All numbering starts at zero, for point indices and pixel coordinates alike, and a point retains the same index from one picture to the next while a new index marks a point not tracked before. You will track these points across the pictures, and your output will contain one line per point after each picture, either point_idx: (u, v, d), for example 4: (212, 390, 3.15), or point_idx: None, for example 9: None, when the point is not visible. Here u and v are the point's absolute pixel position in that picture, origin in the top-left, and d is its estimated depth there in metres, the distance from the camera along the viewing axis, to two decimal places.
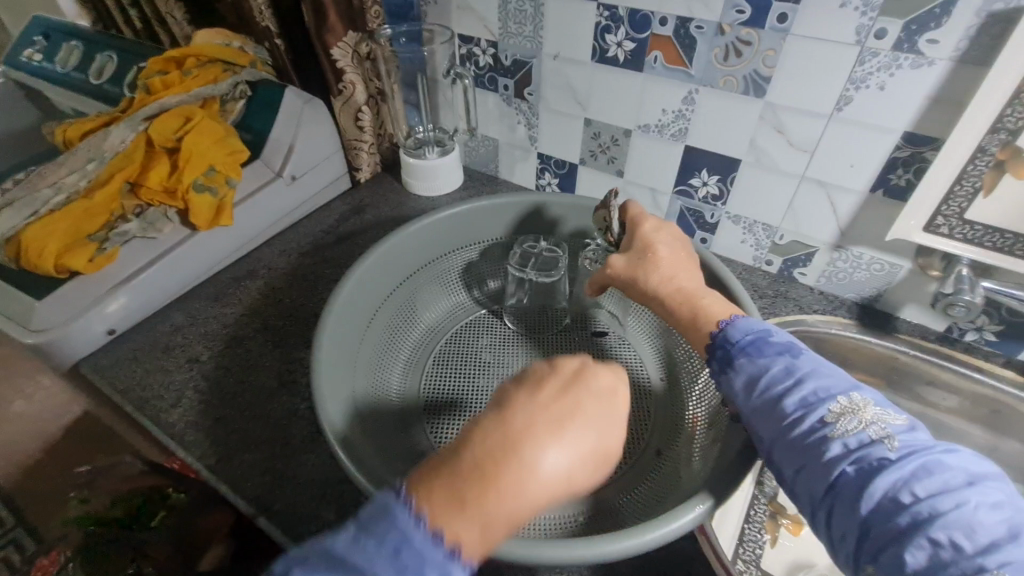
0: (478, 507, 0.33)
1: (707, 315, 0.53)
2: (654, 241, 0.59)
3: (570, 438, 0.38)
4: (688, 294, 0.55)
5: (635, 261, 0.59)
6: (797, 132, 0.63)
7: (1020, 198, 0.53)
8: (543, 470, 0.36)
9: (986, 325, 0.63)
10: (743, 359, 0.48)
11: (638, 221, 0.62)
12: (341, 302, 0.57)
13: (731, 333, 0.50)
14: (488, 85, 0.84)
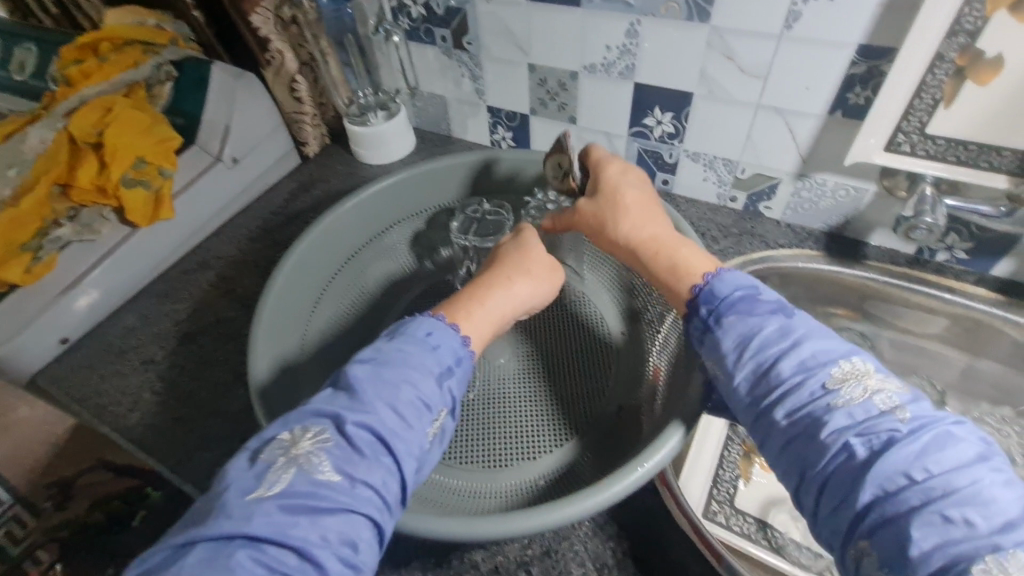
0: (469, 314, 0.50)
1: (688, 268, 0.50)
2: (618, 191, 0.56)
3: (529, 268, 0.55)
4: (664, 246, 0.52)
5: (602, 216, 0.56)
6: (747, 56, 0.58)
7: (983, 106, 0.49)
8: (517, 288, 0.53)
9: (956, 243, 0.61)
10: (733, 318, 0.45)
11: (598, 171, 0.57)
12: (274, 296, 0.54)
13: (717, 290, 0.47)
14: (425, 38, 0.78)
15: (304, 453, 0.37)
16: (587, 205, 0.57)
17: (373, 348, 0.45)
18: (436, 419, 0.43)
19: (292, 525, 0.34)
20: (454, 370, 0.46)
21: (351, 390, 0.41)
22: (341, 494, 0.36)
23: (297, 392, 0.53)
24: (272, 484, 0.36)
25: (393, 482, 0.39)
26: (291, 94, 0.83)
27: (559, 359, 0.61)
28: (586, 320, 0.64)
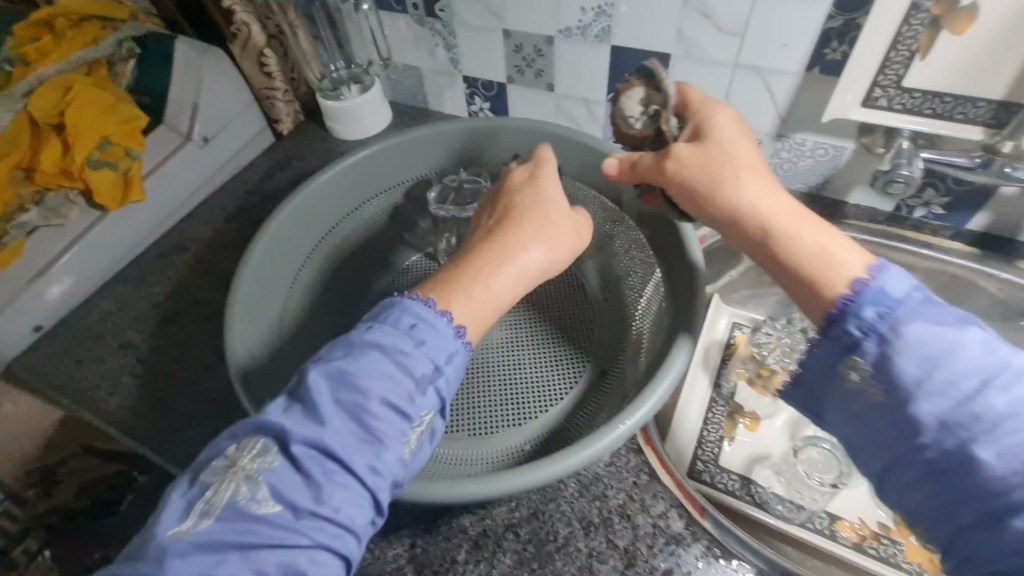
0: (467, 293, 0.43)
1: (835, 249, 0.40)
2: (731, 156, 0.44)
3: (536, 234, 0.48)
4: (802, 233, 0.41)
5: (708, 188, 0.44)
6: (723, 14, 0.57)
7: (958, 56, 0.49)
8: (526, 257, 0.46)
9: (933, 199, 0.61)
10: (903, 316, 0.36)
11: (701, 129, 0.46)
12: (251, 273, 0.53)
13: (888, 289, 0.37)
14: (396, 7, 0.76)
15: (243, 476, 0.34)
16: (691, 169, 0.45)
17: (343, 348, 0.39)
18: (413, 432, 0.38)
19: (218, 565, 0.31)
20: (441, 371, 0.40)
21: (306, 401, 0.36)
22: (284, 526, 0.33)
23: (280, 371, 0.53)
24: (201, 517, 0.33)
25: (354, 506, 0.35)
26: (261, 69, 0.80)
27: (543, 326, 0.61)
28: (568, 287, 0.64)
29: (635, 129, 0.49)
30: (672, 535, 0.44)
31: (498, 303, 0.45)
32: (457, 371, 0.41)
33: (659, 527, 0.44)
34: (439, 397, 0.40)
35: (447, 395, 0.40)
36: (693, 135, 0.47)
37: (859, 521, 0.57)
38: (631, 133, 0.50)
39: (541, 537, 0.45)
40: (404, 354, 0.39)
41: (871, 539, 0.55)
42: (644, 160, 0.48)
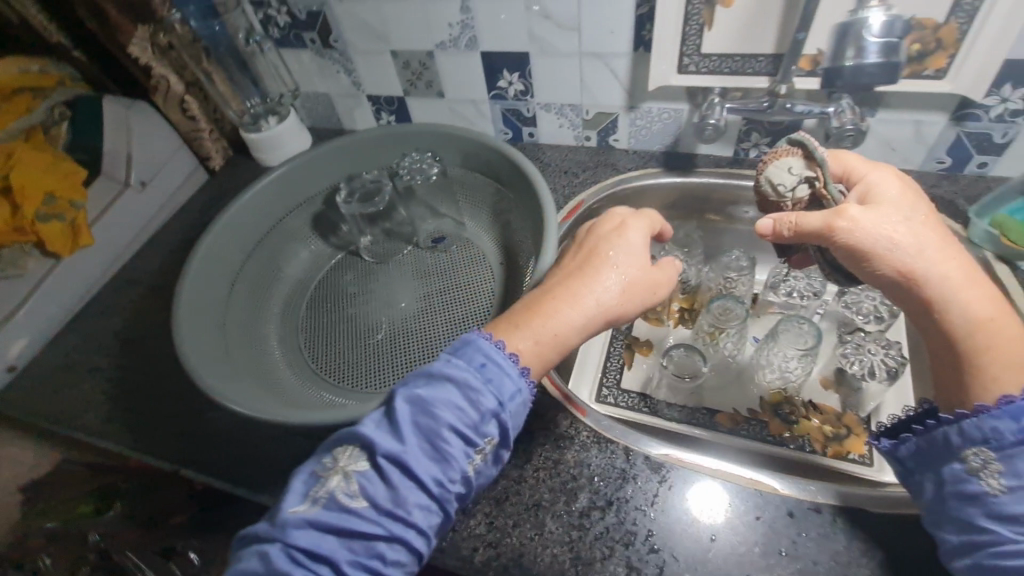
0: (529, 334, 0.46)
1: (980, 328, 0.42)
2: (909, 225, 0.45)
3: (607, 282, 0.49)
4: (991, 320, 0.42)
5: (892, 254, 0.44)
6: (559, 14, 0.69)
7: (734, 24, 0.61)
8: (599, 300, 0.48)
9: (759, 140, 0.74)
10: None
11: (872, 195, 0.48)
12: (192, 276, 0.62)
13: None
14: (296, 44, 0.87)
15: (341, 476, 0.39)
16: (871, 231, 0.45)
17: (428, 375, 0.42)
18: (477, 457, 0.41)
19: (322, 542, 0.37)
20: (504, 408, 0.42)
21: (392, 418, 0.41)
22: (370, 521, 0.38)
23: (226, 359, 0.59)
24: (313, 502, 0.39)
25: (424, 513, 0.39)
26: (185, 115, 0.90)
27: (451, 292, 0.70)
28: (472, 258, 0.73)
29: (784, 194, 0.52)
30: (561, 434, 0.55)
31: (561, 345, 0.47)
32: (521, 407, 0.43)
33: (549, 429, 0.56)
34: (502, 428, 0.43)
35: (510, 427, 0.43)
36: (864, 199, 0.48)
37: (736, 410, 0.68)
38: (778, 198, 0.53)
39: None
40: (473, 386, 0.42)
41: (741, 422, 0.67)
42: (805, 214, 0.47)
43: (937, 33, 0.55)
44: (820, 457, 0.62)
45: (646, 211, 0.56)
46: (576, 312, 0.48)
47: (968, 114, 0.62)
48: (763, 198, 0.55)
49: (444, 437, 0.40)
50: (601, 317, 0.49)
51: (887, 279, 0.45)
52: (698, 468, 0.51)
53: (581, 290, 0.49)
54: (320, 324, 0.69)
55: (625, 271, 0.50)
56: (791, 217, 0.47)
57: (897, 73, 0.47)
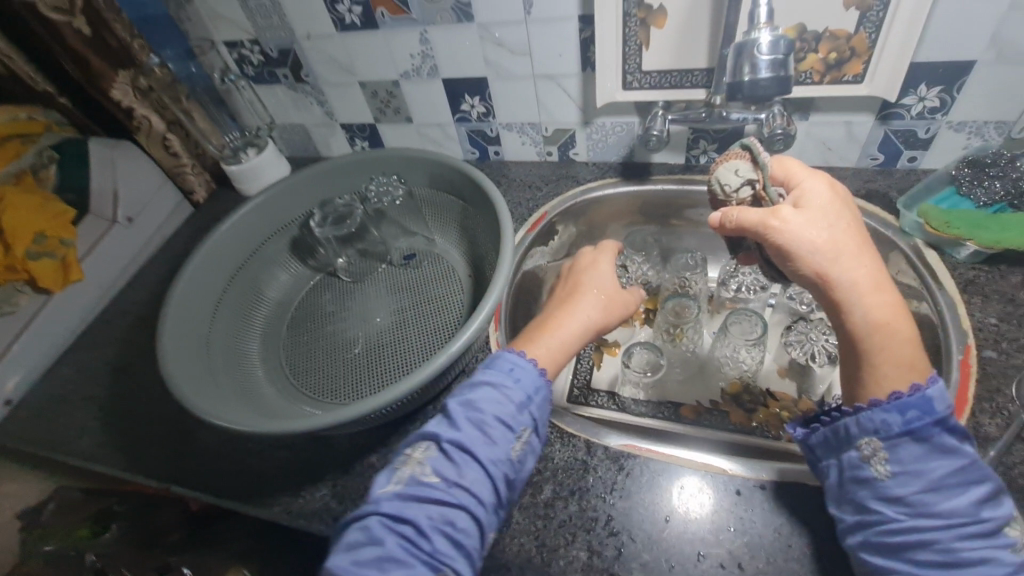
0: (542, 345, 0.57)
1: (880, 332, 0.44)
2: (833, 233, 0.46)
3: (591, 299, 0.62)
4: (887, 323, 0.44)
5: (812, 255, 0.46)
6: (510, 41, 0.74)
7: (669, 42, 0.66)
8: (588, 312, 0.61)
9: (707, 146, 0.79)
10: (932, 426, 0.41)
11: (804, 198, 0.49)
12: (176, 303, 0.65)
13: (936, 403, 0.41)
14: (270, 79, 0.92)
15: (415, 462, 0.45)
16: (797, 233, 0.46)
17: (470, 380, 0.50)
18: (517, 443, 0.47)
19: (406, 510, 0.42)
20: (532, 400, 0.49)
21: (448, 416, 0.48)
22: (442, 493, 0.43)
23: (210, 378, 0.62)
24: (396, 484, 0.44)
25: (483, 486, 0.44)
26: (167, 151, 0.94)
27: (424, 305, 0.74)
28: (443, 273, 0.77)
29: (727, 195, 0.54)
30: None
31: (566, 348, 0.58)
32: (546, 401, 0.50)
33: None
34: (535, 420, 0.49)
35: (540, 420, 0.50)
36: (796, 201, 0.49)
37: (699, 402, 0.71)
38: (724, 198, 0.55)
39: None
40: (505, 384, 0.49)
41: (704, 412, 0.70)
42: (745, 210, 0.49)
43: (850, 42, 0.60)
44: (779, 441, 0.65)
45: (606, 242, 0.69)
46: (574, 322, 0.60)
47: (892, 113, 0.67)
48: (713, 198, 0.56)
49: (489, 423, 0.46)
50: (590, 330, 0.61)
51: (807, 279, 0.47)
52: (649, 455, 0.55)
53: (579, 309, 0.61)
54: (301, 343, 0.73)
55: (603, 291, 0.63)
56: (734, 211, 0.49)
57: (789, 82, 0.50)
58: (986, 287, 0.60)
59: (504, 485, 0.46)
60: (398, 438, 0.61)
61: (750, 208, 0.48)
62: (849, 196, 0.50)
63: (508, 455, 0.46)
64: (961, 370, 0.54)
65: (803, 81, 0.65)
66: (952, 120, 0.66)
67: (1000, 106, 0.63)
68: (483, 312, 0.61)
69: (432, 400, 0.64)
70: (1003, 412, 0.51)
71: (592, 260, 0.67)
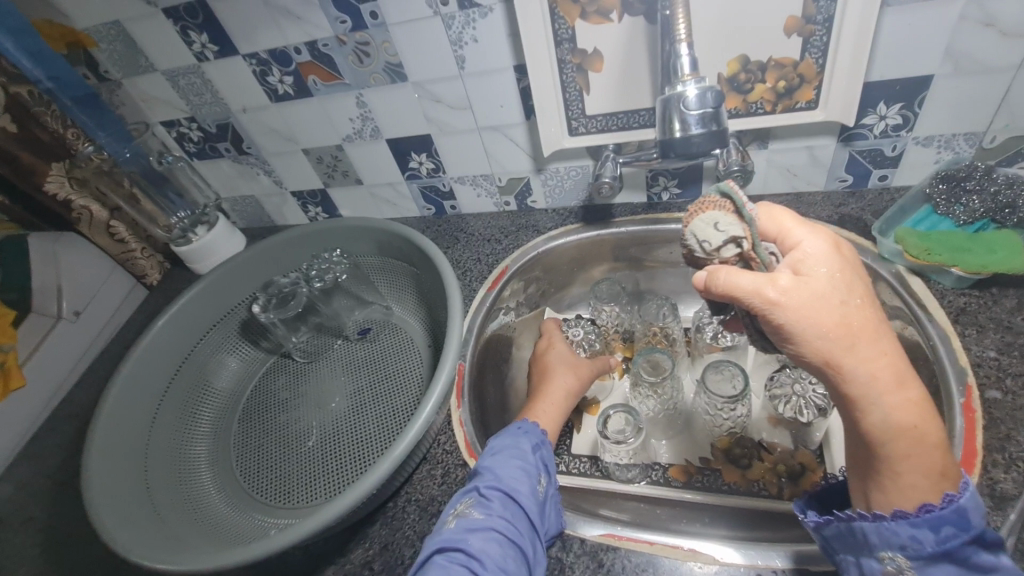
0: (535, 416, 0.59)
1: (902, 430, 0.37)
2: (846, 312, 0.37)
3: (558, 362, 0.66)
4: (913, 427, 0.37)
5: (819, 339, 0.36)
6: (448, 96, 0.71)
7: (609, 84, 0.63)
8: (564, 374, 0.64)
9: (667, 183, 0.75)
10: (968, 546, 0.36)
11: (805, 263, 0.39)
12: (106, 417, 0.59)
13: (972, 518, 0.36)
14: (213, 154, 0.89)
15: (459, 511, 0.46)
16: (800, 312, 0.37)
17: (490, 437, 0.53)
18: (542, 482, 0.49)
19: (464, 547, 0.42)
20: (545, 445, 0.52)
21: (478, 471, 0.50)
22: (492, 527, 0.44)
23: (144, 500, 0.57)
24: (445, 535, 0.44)
25: (524, 518, 0.45)
26: (112, 238, 0.90)
27: (382, 383, 0.68)
28: (401, 344, 0.72)
29: (707, 254, 0.43)
30: None
31: (557, 409, 0.60)
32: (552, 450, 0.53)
33: None
34: (551, 465, 0.51)
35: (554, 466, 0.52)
36: (794, 265, 0.39)
37: (689, 461, 0.66)
38: (703, 257, 0.45)
39: (391, 565, 0.52)
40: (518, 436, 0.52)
41: (695, 473, 0.64)
42: (738, 272, 0.39)
43: (798, 69, 0.57)
44: (777, 501, 0.60)
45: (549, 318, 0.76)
46: (554, 385, 0.63)
47: (855, 134, 0.63)
48: (690, 256, 0.46)
49: (515, 463, 0.49)
50: (577, 391, 0.63)
51: (812, 366, 0.38)
52: (635, 545, 0.50)
53: (554, 374, 0.64)
54: (252, 439, 0.67)
55: (565, 353, 0.67)
56: (725, 272, 0.39)
57: (724, 137, 0.49)
58: (979, 315, 0.55)
59: (540, 521, 0.46)
60: (356, 545, 0.55)
61: (742, 271, 0.38)
62: (856, 256, 0.40)
63: (537, 490, 0.48)
64: (965, 418, 0.49)
65: (754, 111, 0.62)
66: (919, 135, 0.62)
67: (966, 118, 0.59)
68: (437, 388, 0.57)
69: (392, 496, 0.58)
70: (1017, 464, 0.45)
71: (548, 331, 0.72)
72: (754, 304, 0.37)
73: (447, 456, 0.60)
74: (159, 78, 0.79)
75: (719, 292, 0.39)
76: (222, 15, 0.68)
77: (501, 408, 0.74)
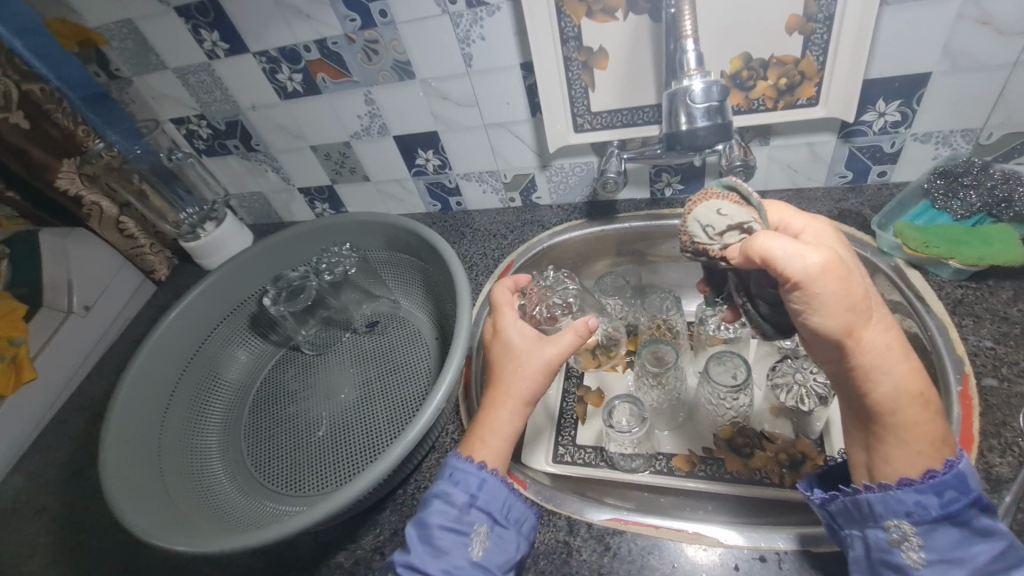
0: (480, 441, 0.49)
1: (909, 396, 0.40)
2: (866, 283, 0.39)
3: (509, 359, 0.53)
4: (919, 393, 0.40)
5: (843, 309, 0.38)
6: (455, 94, 0.72)
7: (614, 82, 0.64)
8: (515, 378, 0.51)
9: (670, 179, 0.76)
10: (970, 509, 0.39)
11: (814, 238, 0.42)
12: (121, 405, 0.60)
13: (971, 482, 0.39)
14: (222, 151, 0.90)
15: None
16: (838, 275, 0.38)
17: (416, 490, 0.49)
18: (476, 541, 0.45)
19: None
20: (480, 496, 0.47)
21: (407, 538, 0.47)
22: None
23: (157, 487, 0.58)
24: None
25: None
26: (123, 235, 0.91)
27: (390, 375, 0.70)
28: (409, 337, 0.73)
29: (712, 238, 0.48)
30: None
31: (506, 429, 0.50)
32: (494, 486, 0.47)
33: None
34: (490, 509, 0.46)
35: (496, 507, 0.47)
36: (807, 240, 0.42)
37: (693, 451, 0.67)
38: (706, 242, 0.48)
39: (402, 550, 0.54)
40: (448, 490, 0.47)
41: (698, 462, 0.66)
42: (775, 238, 0.39)
43: (799, 66, 0.58)
44: (777, 488, 0.61)
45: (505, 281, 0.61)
46: (504, 393, 0.51)
47: (854, 130, 0.64)
48: (692, 242, 0.50)
49: (437, 532, 0.45)
50: (531, 398, 0.52)
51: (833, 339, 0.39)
52: (643, 530, 0.51)
53: (506, 377, 0.52)
54: (262, 429, 0.68)
55: (519, 343, 0.53)
56: (760, 239, 0.40)
57: (732, 127, 0.51)
58: (976, 306, 0.56)
59: None
60: (367, 531, 0.56)
61: (777, 236, 0.39)
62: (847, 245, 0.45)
63: (469, 557, 0.44)
64: (962, 405, 0.50)
65: (756, 108, 0.63)
66: (916, 132, 0.63)
67: (963, 115, 0.60)
68: (448, 377, 0.57)
69: (401, 484, 0.59)
70: (1013, 449, 0.47)
71: (500, 306, 0.58)
72: (796, 263, 0.37)
73: (456, 445, 0.61)
74: (169, 76, 0.80)
75: (757, 248, 0.40)
76: (233, 13, 0.69)
77: None
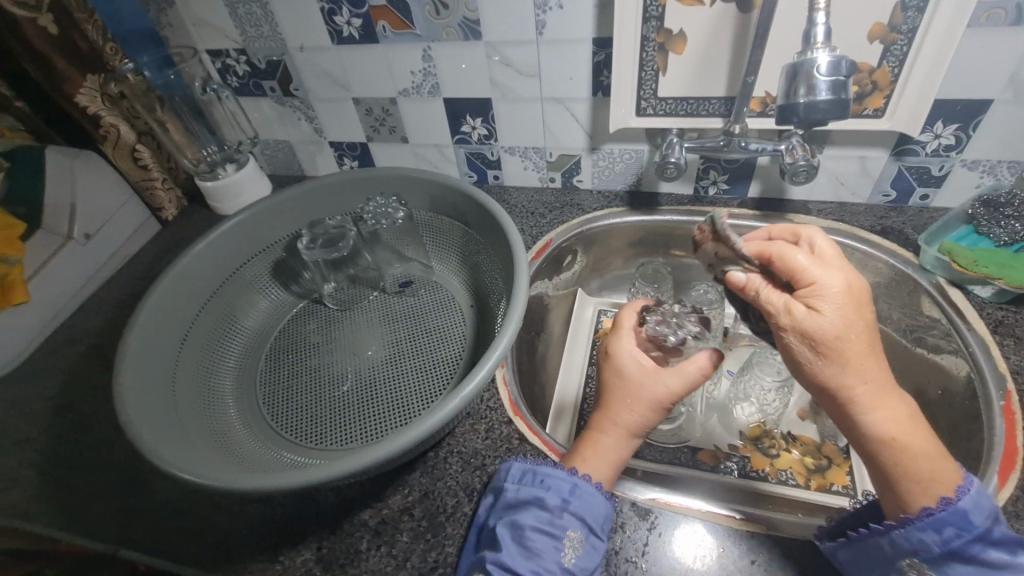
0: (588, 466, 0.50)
1: (889, 440, 0.42)
2: (841, 345, 0.41)
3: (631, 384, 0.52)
4: (896, 440, 0.42)
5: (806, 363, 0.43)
6: (519, 61, 0.71)
7: (686, 69, 0.64)
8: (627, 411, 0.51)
9: (717, 176, 0.76)
10: (973, 544, 0.40)
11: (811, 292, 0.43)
12: (137, 336, 0.56)
13: (972, 517, 0.40)
14: (256, 91, 0.87)
15: None
16: (802, 336, 0.43)
17: (501, 489, 0.50)
18: (568, 547, 0.45)
19: None
20: (572, 501, 0.47)
21: (494, 542, 0.46)
22: None
23: (174, 424, 0.53)
24: None
25: None
26: (136, 163, 0.85)
27: (422, 337, 0.67)
28: (442, 303, 0.71)
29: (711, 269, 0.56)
30: None
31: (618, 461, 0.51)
32: (589, 495, 0.47)
33: None
34: (584, 517, 0.46)
35: (590, 516, 0.47)
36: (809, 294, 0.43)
37: (717, 447, 0.66)
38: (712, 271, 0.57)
39: (432, 512, 0.51)
40: (538, 495, 0.48)
41: (723, 458, 0.65)
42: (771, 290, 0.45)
43: (872, 76, 0.60)
44: (804, 490, 0.61)
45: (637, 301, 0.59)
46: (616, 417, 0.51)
47: (908, 149, 0.66)
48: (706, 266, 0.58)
49: (529, 534, 0.45)
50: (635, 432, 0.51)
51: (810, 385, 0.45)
52: (686, 511, 0.50)
53: (616, 402, 0.52)
54: (280, 380, 0.65)
55: (640, 370, 0.52)
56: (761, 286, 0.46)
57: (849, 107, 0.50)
58: (1016, 328, 0.58)
59: None
60: (393, 492, 0.53)
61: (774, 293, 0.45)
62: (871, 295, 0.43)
63: (560, 562, 0.44)
64: (1006, 419, 0.52)
65: None
66: (966, 159, 0.65)
67: (1015, 147, 0.63)
68: (504, 336, 0.54)
69: (432, 447, 0.57)
70: None
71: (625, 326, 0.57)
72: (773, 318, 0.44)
73: (491, 413, 0.59)
74: (216, 4, 0.76)
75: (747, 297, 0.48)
76: None
77: (530, 377, 0.73)
